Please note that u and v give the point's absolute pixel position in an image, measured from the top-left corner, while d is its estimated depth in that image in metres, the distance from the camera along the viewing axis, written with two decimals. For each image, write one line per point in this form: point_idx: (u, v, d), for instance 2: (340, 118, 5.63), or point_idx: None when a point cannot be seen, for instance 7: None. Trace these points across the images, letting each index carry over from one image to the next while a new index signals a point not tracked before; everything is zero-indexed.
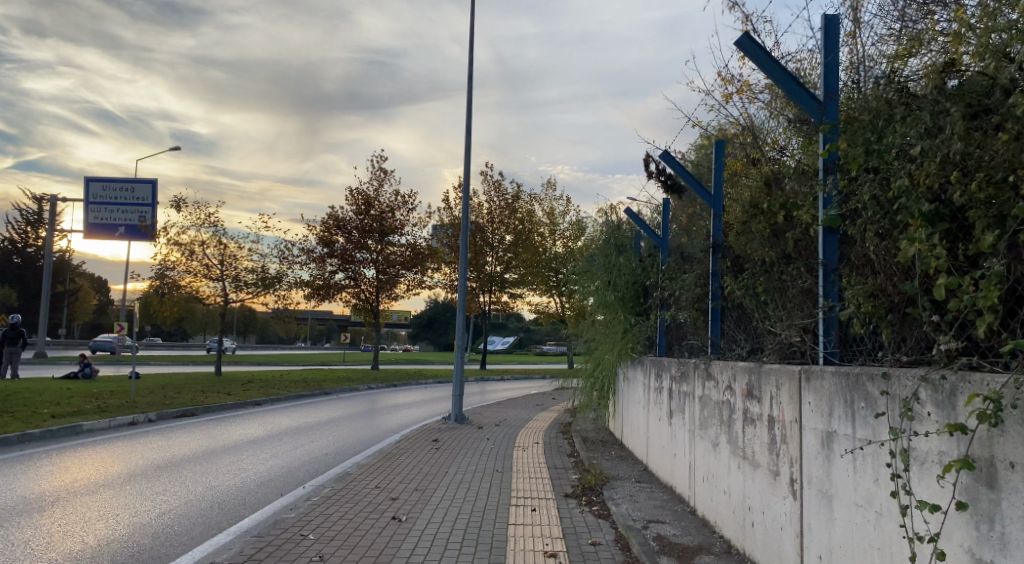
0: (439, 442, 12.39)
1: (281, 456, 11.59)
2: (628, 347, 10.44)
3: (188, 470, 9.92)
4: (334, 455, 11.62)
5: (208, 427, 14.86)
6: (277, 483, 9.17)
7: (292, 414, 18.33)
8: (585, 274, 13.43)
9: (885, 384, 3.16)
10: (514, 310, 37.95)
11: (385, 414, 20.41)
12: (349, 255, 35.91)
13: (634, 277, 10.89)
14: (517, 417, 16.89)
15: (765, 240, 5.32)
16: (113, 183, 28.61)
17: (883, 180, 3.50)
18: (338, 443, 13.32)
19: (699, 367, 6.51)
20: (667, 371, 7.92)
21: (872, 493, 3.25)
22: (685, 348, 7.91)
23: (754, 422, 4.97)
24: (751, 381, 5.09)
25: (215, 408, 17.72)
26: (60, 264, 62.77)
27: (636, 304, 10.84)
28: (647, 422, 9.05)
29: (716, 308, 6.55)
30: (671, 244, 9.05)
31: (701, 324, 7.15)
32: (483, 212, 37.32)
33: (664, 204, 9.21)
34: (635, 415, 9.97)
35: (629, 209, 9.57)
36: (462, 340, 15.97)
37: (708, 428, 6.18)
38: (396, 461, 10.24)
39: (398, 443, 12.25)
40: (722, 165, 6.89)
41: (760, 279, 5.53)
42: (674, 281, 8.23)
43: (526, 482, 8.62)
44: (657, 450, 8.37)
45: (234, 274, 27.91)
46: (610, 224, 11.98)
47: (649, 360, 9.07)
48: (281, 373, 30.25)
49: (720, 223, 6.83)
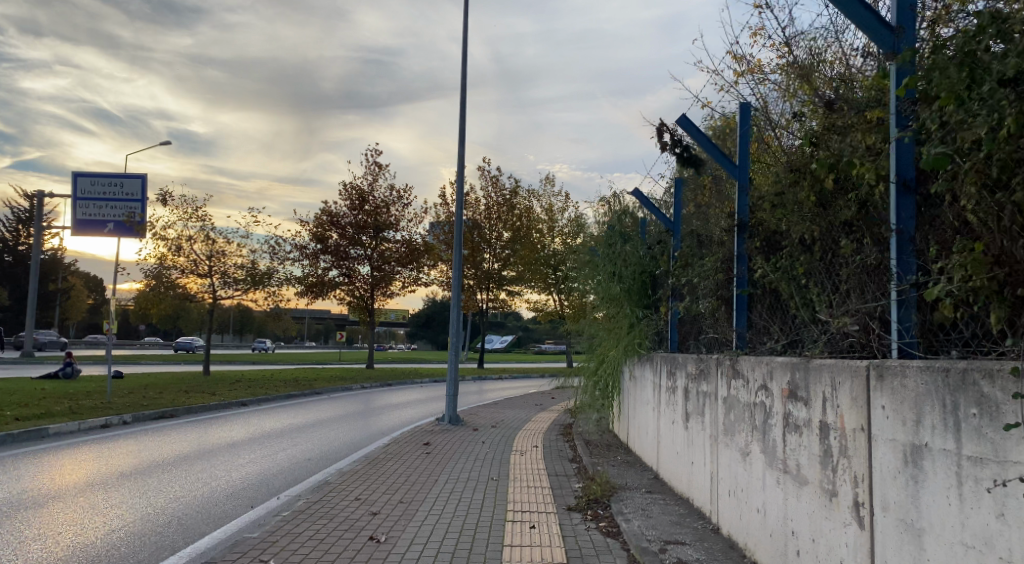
0: (431, 446, 11.49)
1: (259, 462, 10.70)
2: (635, 342, 9.56)
3: (154, 479, 9.03)
4: (317, 461, 10.74)
5: (186, 429, 13.97)
6: (249, 494, 8.29)
7: (279, 416, 17.43)
8: (588, 267, 12.54)
9: (1016, 383, 2.33)
10: (512, 308, 37.09)
11: (378, 415, 19.51)
12: (343, 251, 35.02)
13: (640, 268, 10.03)
14: (516, 418, 16.02)
15: (811, 214, 4.54)
16: (102, 178, 27.70)
17: (998, 110, 2.64)
18: (322, 447, 12.43)
19: (724, 364, 5.66)
20: (682, 368, 7.08)
21: (993, 532, 2.41)
22: (703, 343, 7.06)
23: (800, 430, 4.11)
24: (794, 380, 4.23)
25: (197, 409, 16.82)
26: (53, 263, 61.88)
27: (643, 297, 9.95)
28: (658, 426, 8.19)
29: (743, 296, 5.74)
30: (684, 228, 8.17)
31: (723, 316, 6.31)
32: (480, 208, 36.41)
33: (677, 185, 8.35)
34: (644, 416, 9.12)
35: (637, 191, 8.71)
36: (457, 336, 15.07)
37: (735, 435, 5.32)
38: (382, 468, 9.35)
39: (386, 447, 11.35)
40: (749, 134, 6.04)
41: (800, 259, 4.73)
42: (691, 268, 7.37)
43: (524, 493, 7.74)
44: (670, 457, 7.52)
45: (223, 270, 27.03)
46: (615, 210, 11.11)
47: (660, 357, 8.21)
48: (273, 372, 29.36)
49: (745, 198, 5.97)
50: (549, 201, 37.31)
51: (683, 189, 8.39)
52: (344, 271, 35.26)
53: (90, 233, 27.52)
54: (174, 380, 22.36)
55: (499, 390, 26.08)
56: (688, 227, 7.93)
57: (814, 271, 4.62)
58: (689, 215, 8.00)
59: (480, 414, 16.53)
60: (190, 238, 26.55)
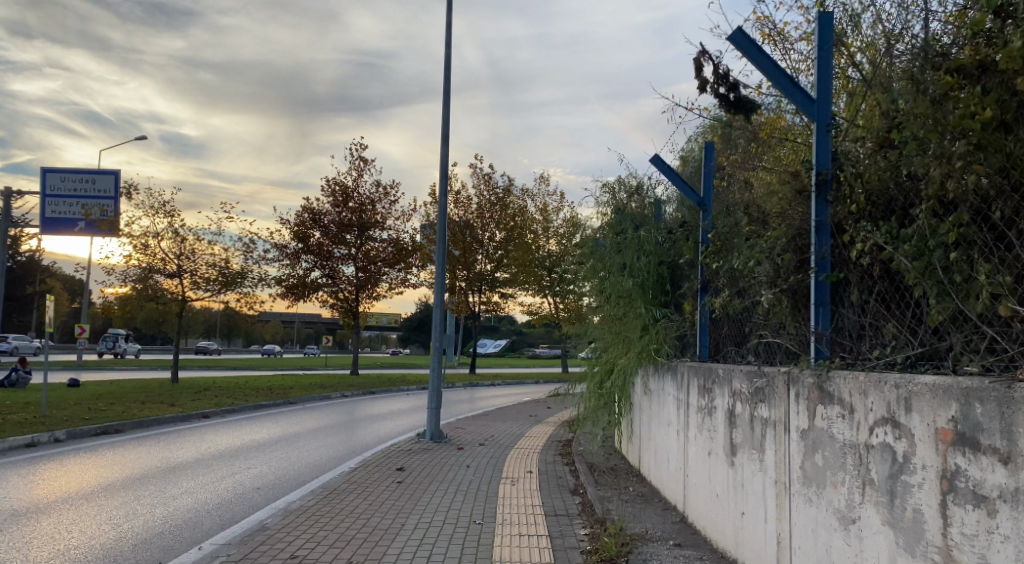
0: (405, 471, 9.71)
1: (197, 493, 8.86)
2: (650, 348, 7.85)
3: (50, 521, 7.19)
4: (266, 492, 8.96)
5: (126, 448, 12.12)
6: (162, 542, 6.50)
7: (241, 429, 15.59)
8: (587, 261, 10.86)
9: None
10: (505, 311, 35.41)
11: (359, 427, 17.71)
12: (326, 251, 33.25)
13: (654, 256, 8.28)
14: (507, 432, 14.24)
15: (977, 146, 2.86)
16: (72, 173, 25.27)
17: None
18: (278, 471, 10.61)
19: (801, 383, 3.94)
20: (722, 385, 5.36)
21: None
22: (753, 349, 5.35)
23: (990, 505, 2.38)
24: (969, 417, 2.50)
25: (149, 424, 14.95)
26: (28, 265, 59.73)
27: (659, 294, 8.27)
28: (686, 454, 6.47)
29: (824, 281, 4.01)
30: (720, 206, 6.50)
31: (783, 313, 4.60)
32: (471, 209, 34.63)
33: (708, 148, 6.80)
34: (663, 441, 7.43)
35: (656, 156, 6.99)
36: (439, 339, 13.27)
37: (827, 488, 3.59)
38: (339, 507, 7.57)
39: (351, 475, 9.54)
40: (831, 58, 4.31)
41: (950, 220, 3.03)
42: (737, 253, 5.65)
43: (513, 546, 5.95)
44: (706, 500, 5.78)
45: (193, 269, 25.25)
46: (623, 192, 9.37)
47: (686, 368, 6.51)
48: (248, 379, 27.49)
49: (827, 141, 4.20)
50: (543, 201, 35.51)
51: (714, 155, 6.85)
52: (326, 272, 33.47)
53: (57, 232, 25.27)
54: (134, 388, 20.49)
55: (489, 398, 24.38)
56: (731, 199, 6.21)
57: (979, 240, 2.92)
58: (739, 187, 6.26)
59: (467, 428, 14.76)
60: (158, 235, 24.75)
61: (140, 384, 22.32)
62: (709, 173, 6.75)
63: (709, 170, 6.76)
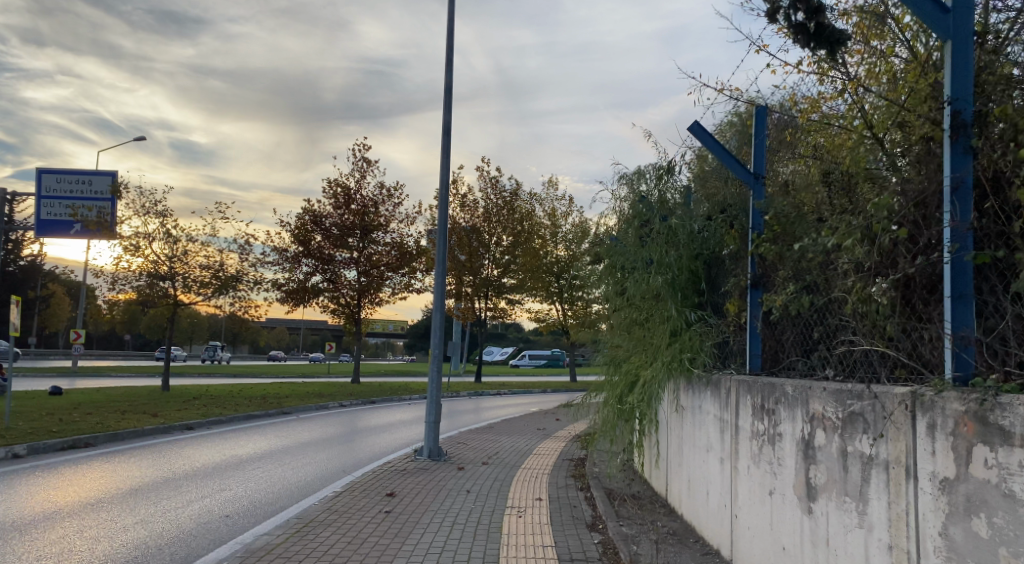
0: (395, 497, 8.46)
1: (155, 522, 7.68)
2: (682, 359, 6.61)
3: None
4: (236, 521, 7.77)
5: (90, 465, 10.93)
6: None
7: (226, 443, 14.42)
8: (605, 262, 9.77)
9: None
10: (512, 317, 34.19)
11: (357, 440, 16.50)
12: (327, 255, 32.10)
13: (687, 247, 7.00)
14: (514, 448, 13.03)
15: None
16: (69, 174, 23.95)
17: None
18: (255, 493, 9.37)
19: (936, 409, 2.73)
20: (795, 406, 4.15)
21: None
22: (837, 360, 4.14)
23: None
24: None
25: (125, 437, 13.77)
26: (30, 270, 59.64)
27: (693, 293, 7.06)
28: (735, 487, 5.26)
29: (969, 260, 2.77)
30: (789, 190, 5.29)
31: (886, 310, 3.39)
32: (477, 212, 32.98)
33: (759, 114, 5.67)
34: (701, 469, 6.22)
35: (696, 123, 5.81)
36: (440, 344, 12.06)
37: None
38: (312, 547, 6.37)
39: (332, 502, 8.27)
40: None
41: None
42: (817, 239, 4.38)
43: None
44: (766, 552, 4.55)
45: (187, 271, 24.11)
46: (648, 178, 8.18)
47: (736, 382, 5.30)
48: (244, 387, 26.37)
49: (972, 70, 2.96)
50: (550, 204, 34.53)
51: (767, 123, 5.71)
52: (328, 276, 32.35)
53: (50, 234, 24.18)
54: (122, 397, 19.40)
55: (494, 406, 23.10)
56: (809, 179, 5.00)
57: None
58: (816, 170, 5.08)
59: (471, 443, 13.53)
60: (150, 236, 23.63)
61: (129, 392, 21.21)
62: (765, 143, 5.61)
63: (763, 142, 5.62)
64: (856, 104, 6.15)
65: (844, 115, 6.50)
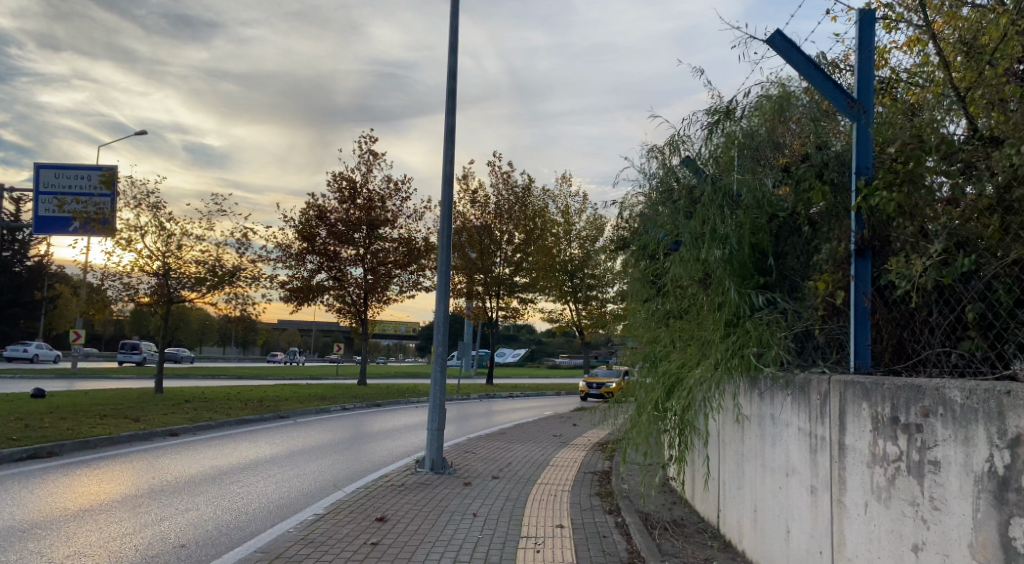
0: (387, 523, 7.02)
1: (88, 554, 6.27)
2: (749, 355, 5.14)
3: None
4: (189, 553, 6.37)
5: (45, 478, 9.54)
6: None
7: (209, 451, 13.02)
8: (635, 247, 8.30)
9: None
10: (525, 318, 32.71)
11: (359, 446, 15.03)
12: (332, 252, 30.77)
13: (750, 212, 5.51)
14: (527, 458, 11.54)
15: None
16: (67, 169, 22.68)
17: None
18: (225, 515, 7.95)
19: None
20: (969, 422, 2.69)
21: None
22: None
23: None
24: None
25: (97, 445, 12.40)
26: (37, 271, 58.99)
27: (751, 271, 5.61)
28: (843, 531, 3.76)
29: None
30: (904, 129, 3.95)
31: None
32: (488, 209, 31.52)
33: (865, 19, 4.17)
34: (777, 499, 4.77)
35: (778, 36, 4.32)
36: (443, 341, 10.62)
37: None
38: None
39: (310, 529, 6.87)
40: None
41: None
42: (990, 191, 3.24)
43: None
44: None
45: (182, 268, 22.85)
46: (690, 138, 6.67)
47: (844, 385, 3.82)
48: (244, 389, 25.08)
49: None
50: (564, 201, 32.99)
51: (874, 32, 4.22)
52: (333, 274, 31.01)
53: (53, 233, 23.05)
54: (108, 400, 18.10)
55: (505, 411, 21.61)
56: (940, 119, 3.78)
57: None
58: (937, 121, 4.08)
59: (480, 452, 12.08)
60: (143, 230, 22.34)
61: (118, 394, 19.91)
62: (871, 63, 4.16)
63: (867, 60, 4.16)
64: (945, 57, 5.43)
65: (928, 75, 5.79)
